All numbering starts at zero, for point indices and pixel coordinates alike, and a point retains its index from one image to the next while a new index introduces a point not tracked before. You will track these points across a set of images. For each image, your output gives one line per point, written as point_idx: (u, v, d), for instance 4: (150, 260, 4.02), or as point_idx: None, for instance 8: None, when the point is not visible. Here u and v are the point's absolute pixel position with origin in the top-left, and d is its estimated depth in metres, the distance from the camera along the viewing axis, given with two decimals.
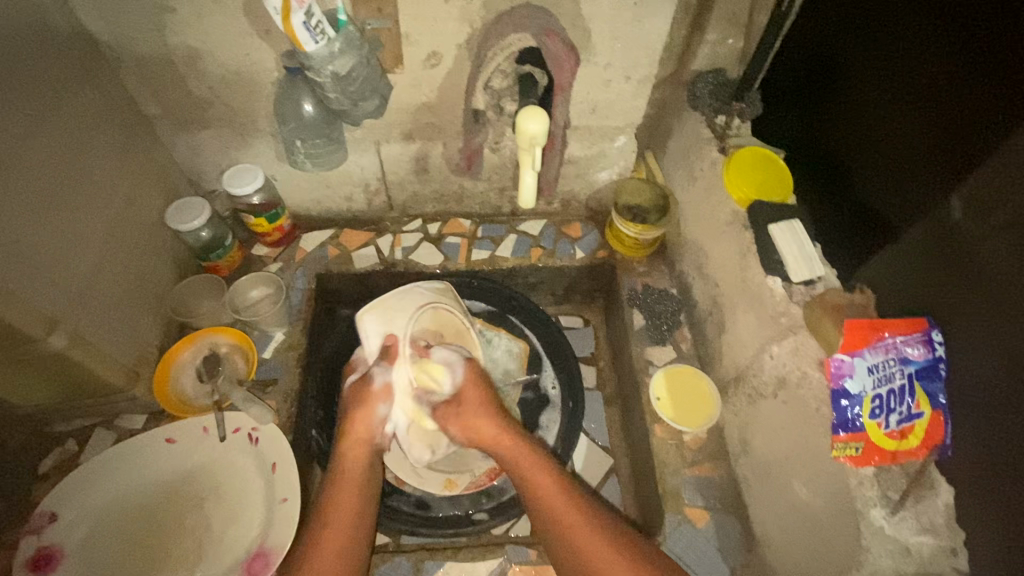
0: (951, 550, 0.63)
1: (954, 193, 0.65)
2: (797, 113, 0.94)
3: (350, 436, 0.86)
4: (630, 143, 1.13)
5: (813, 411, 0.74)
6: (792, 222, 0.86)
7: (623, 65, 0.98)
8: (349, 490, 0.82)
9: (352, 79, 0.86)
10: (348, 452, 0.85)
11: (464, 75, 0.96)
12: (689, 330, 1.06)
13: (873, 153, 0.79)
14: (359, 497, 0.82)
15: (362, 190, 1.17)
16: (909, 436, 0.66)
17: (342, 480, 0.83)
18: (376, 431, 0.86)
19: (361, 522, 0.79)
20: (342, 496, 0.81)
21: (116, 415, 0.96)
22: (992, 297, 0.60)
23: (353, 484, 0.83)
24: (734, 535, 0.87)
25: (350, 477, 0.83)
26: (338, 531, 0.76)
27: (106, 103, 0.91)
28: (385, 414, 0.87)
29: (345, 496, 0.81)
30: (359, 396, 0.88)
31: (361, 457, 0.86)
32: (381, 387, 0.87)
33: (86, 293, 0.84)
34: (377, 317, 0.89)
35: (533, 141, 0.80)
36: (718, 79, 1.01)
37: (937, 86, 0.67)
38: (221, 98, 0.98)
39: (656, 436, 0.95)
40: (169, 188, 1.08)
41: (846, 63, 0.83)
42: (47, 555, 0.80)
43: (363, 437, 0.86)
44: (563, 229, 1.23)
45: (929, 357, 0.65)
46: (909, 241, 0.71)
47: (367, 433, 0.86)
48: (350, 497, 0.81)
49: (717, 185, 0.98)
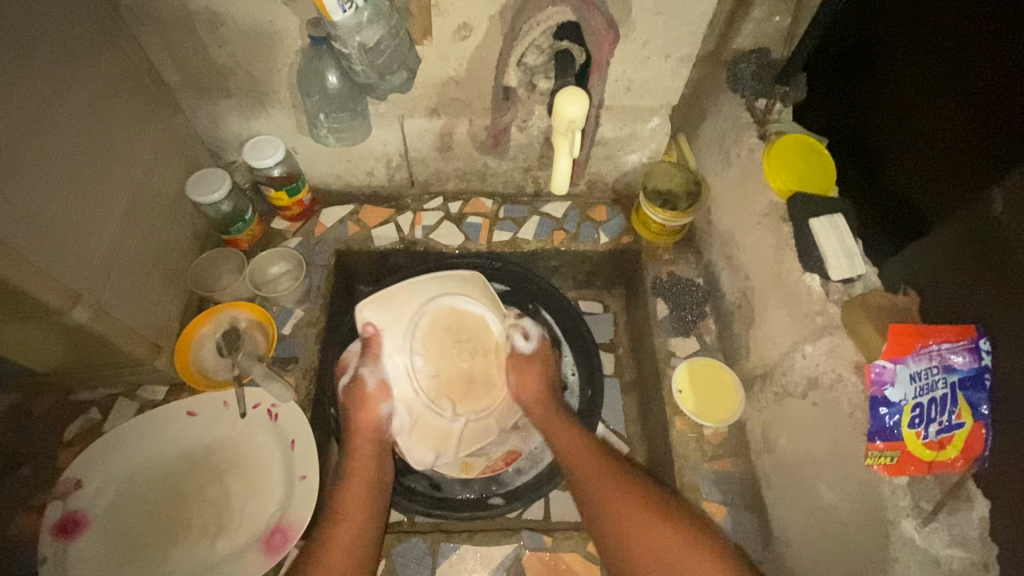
0: (982, 565, 0.61)
1: (993, 188, 0.63)
2: (833, 97, 0.90)
3: (357, 429, 0.88)
4: (664, 125, 1.08)
5: (846, 414, 0.72)
6: (834, 217, 0.82)
7: (662, 42, 0.93)
8: (359, 485, 0.83)
9: (379, 52, 0.83)
10: (357, 448, 0.87)
11: (495, 49, 0.91)
12: (714, 321, 1.04)
13: (908, 138, 0.76)
14: (370, 495, 0.83)
15: (383, 165, 1.13)
16: (948, 447, 0.64)
17: (348, 479, 0.84)
18: (383, 429, 0.88)
19: (369, 520, 0.80)
20: (348, 494, 0.82)
21: (138, 385, 0.96)
22: None
23: (365, 482, 0.84)
24: (752, 531, 0.86)
25: (359, 473, 0.85)
26: (348, 529, 0.78)
27: (125, 69, 0.88)
28: (388, 411, 0.89)
29: (353, 490, 0.83)
30: (355, 399, 0.89)
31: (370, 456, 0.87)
32: (376, 387, 0.89)
33: (107, 265, 0.83)
34: (377, 306, 0.90)
35: (572, 124, 0.76)
36: (762, 59, 0.96)
37: (978, 75, 0.65)
38: (242, 66, 0.95)
39: (676, 428, 0.94)
40: (189, 158, 1.06)
41: (877, 50, 0.80)
42: (74, 520, 0.82)
43: (368, 434, 0.87)
44: (588, 211, 1.19)
45: (974, 366, 0.62)
46: (946, 235, 0.69)
47: (375, 435, 0.88)
48: (357, 492, 0.82)
49: (755, 173, 0.93)
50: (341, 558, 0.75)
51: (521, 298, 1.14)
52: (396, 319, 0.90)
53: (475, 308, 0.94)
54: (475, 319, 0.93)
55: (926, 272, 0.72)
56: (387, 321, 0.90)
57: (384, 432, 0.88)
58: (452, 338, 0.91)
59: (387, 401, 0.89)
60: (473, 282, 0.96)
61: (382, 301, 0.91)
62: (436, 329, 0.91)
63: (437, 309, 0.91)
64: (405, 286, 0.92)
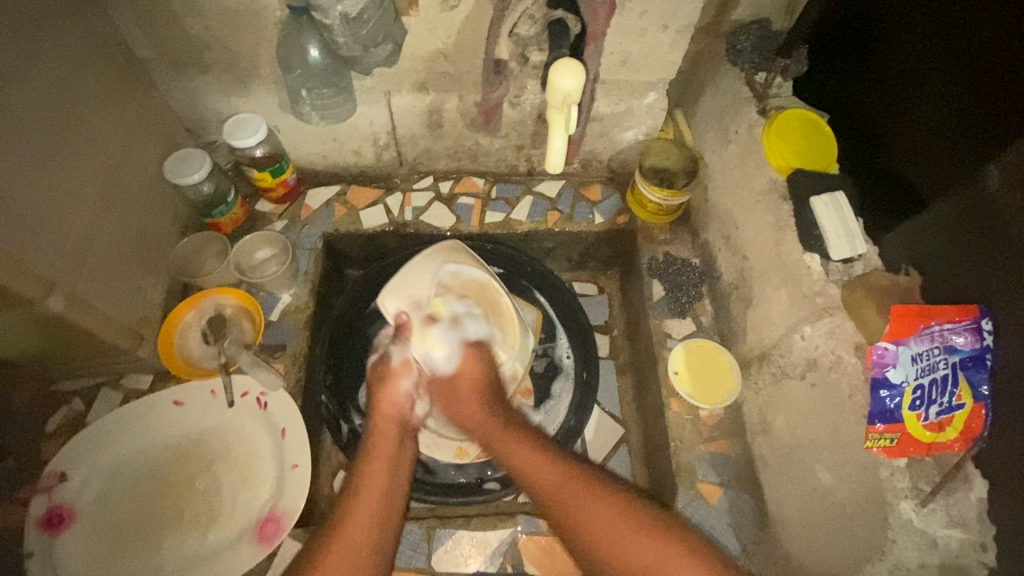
0: (980, 545, 0.61)
1: (991, 163, 0.61)
2: (834, 75, 0.88)
3: (377, 409, 0.84)
4: (661, 100, 1.04)
5: (845, 397, 0.71)
6: (836, 194, 0.79)
7: (661, 12, 0.88)
8: (381, 464, 0.78)
9: (363, 22, 0.79)
10: (378, 425, 0.82)
11: (485, 20, 0.87)
12: (710, 302, 1.02)
13: (908, 117, 0.75)
14: (393, 476, 0.77)
15: (371, 144, 1.09)
16: (948, 429, 0.63)
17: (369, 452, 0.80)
18: (406, 410, 0.85)
19: (391, 495, 0.75)
20: (371, 471, 0.77)
21: (121, 374, 0.94)
22: None
23: (385, 460, 0.79)
24: (748, 512, 0.86)
25: (380, 452, 0.79)
26: (369, 506, 0.73)
27: (91, 39, 0.83)
28: (408, 389, 0.86)
29: (377, 469, 0.77)
30: (380, 377, 0.86)
31: (393, 436, 0.82)
32: (401, 363, 0.87)
33: (83, 252, 0.80)
34: (394, 293, 0.88)
35: (567, 99, 0.72)
36: (763, 31, 0.94)
37: (976, 47, 0.63)
38: (219, 39, 0.90)
39: (672, 410, 0.93)
40: (167, 138, 1.01)
41: (875, 27, 0.79)
42: (60, 514, 0.80)
43: (389, 415, 0.83)
44: (583, 191, 1.16)
45: (977, 346, 0.61)
46: (942, 214, 0.68)
47: (395, 411, 0.84)
48: (380, 469, 0.77)
49: (755, 150, 0.91)
50: (365, 532, 0.70)
51: (513, 276, 1.12)
52: (418, 299, 0.88)
53: (473, 271, 0.91)
54: (479, 280, 0.92)
55: (925, 249, 0.70)
56: (410, 304, 0.88)
57: (408, 413, 0.85)
58: (462, 297, 0.91)
59: (409, 376, 0.86)
60: (458, 248, 0.92)
61: (396, 287, 0.88)
62: (446, 295, 0.90)
63: (440, 282, 0.90)
64: (409, 268, 0.88)
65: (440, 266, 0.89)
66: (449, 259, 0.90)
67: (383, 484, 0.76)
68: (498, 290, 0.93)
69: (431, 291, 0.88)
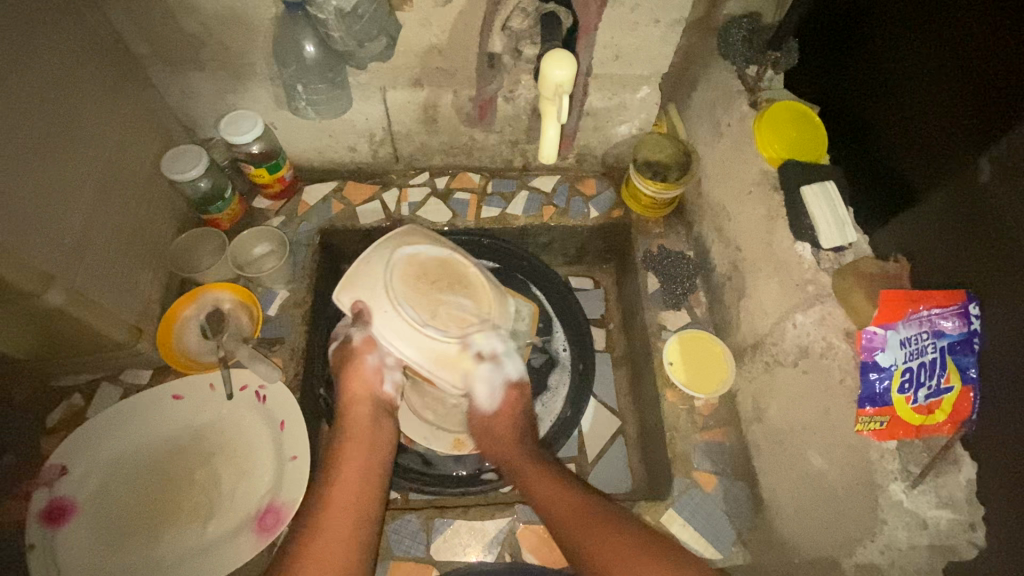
0: (969, 525, 0.62)
1: (981, 156, 0.62)
2: (824, 69, 0.89)
3: (348, 392, 0.85)
4: (654, 94, 1.05)
5: (836, 381, 0.72)
6: (826, 183, 0.81)
7: (652, 7, 0.89)
8: (357, 447, 0.81)
9: (357, 17, 0.80)
10: (351, 410, 0.84)
11: (479, 15, 0.88)
12: (704, 294, 1.03)
13: (899, 112, 0.76)
14: (367, 455, 0.82)
15: (366, 140, 1.10)
16: (936, 412, 0.64)
17: (344, 435, 0.82)
18: (375, 387, 0.85)
19: (368, 481, 0.79)
20: (347, 456, 0.80)
21: (121, 369, 0.94)
22: (1020, 260, 0.58)
23: (360, 443, 0.82)
24: (743, 499, 0.87)
25: (355, 434, 0.83)
26: (347, 489, 0.77)
27: (87, 36, 0.83)
28: (376, 363, 0.84)
29: (353, 453, 0.81)
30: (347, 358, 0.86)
31: (367, 418, 0.84)
32: (363, 340, 0.84)
33: (81, 247, 0.80)
34: (351, 290, 0.78)
35: (559, 89, 0.73)
36: (753, 25, 0.95)
37: (964, 43, 0.64)
38: (214, 36, 0.91)
39: (668, 400, 0.94)
40: (164, 135, 1.02)
41: (866, 23, 0.80)
42: (61, 507, 0.81)
43: (360, 395, 0.84)
44: (577, 185, 1.17)
45: (964, 330, 0.62)
46: (933, 206, 0.69)
47: (366, 391, 0.85)
48: (356, 453, 0.81)
49: (747, 142, 0.92)
50: (341, 515, 0.74)
51: (509, 272, 1.13)
52: (372, 288, 0.77)
53: (433, 249, 0.79)
54: (441, 259, 0.79)
55: (915, 238, 0.71)
56: (366, 294, 0.77)
57: (376, 389, 0.85)
58: (428, 284, 0.77)
59: (374, 353, 0.84)
60: (414, 231, 0.82)
61: (352, 282, 0.78)
62: (411, 285, 0.76)
63: (397, 271, 0.77)
64: (362, 259, 0.79)
65: (394, 251, 0.77)
66: (400, 240, 0.80)
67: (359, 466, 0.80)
68: (466, 263, 0.80)
69: (387, 280, 0.76)
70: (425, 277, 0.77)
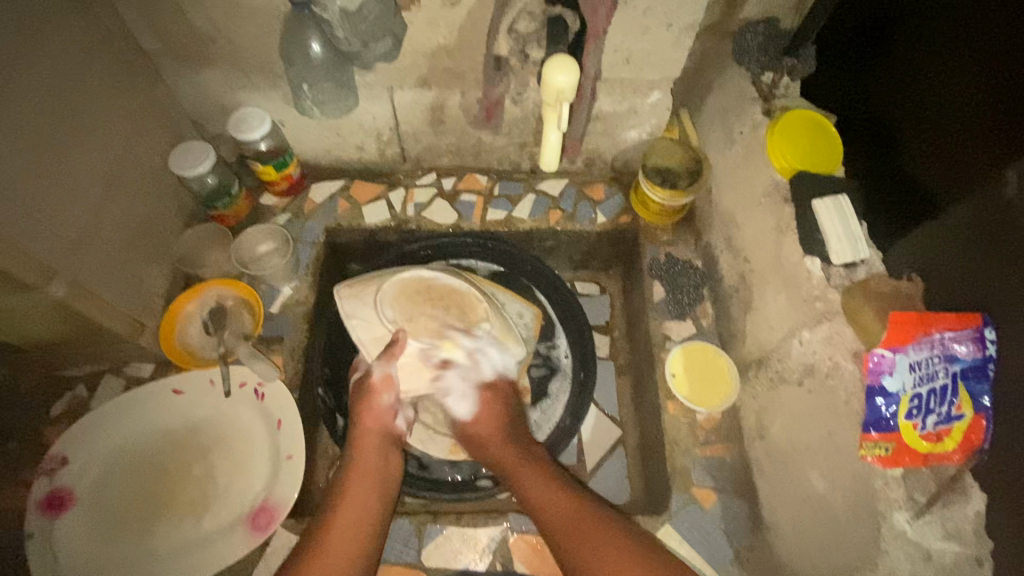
0: (976, 560, 0.59)
1: (1006, 171, 0.59)
2: (844, 77, 0.86)
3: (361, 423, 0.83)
4: (665, 100, 1.03)
5: (841, 403, 0.70)
6: (839, 198, 0.78)
7: (664, 10, 0.87)
8: (363, 477, 0.79)
9: (362, 17, 0.80)
10: (362, 440, 0.83)
11: (486, 16, 0.87)
12: (711, 305, 1.01)
13: (922, 122, 0.72)
14: (371, 488, 0.79)
15: (374, 140, 1.10)
16: (946, 439, 0.62)
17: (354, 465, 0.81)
18: (387, 422, 0.84)
19: (371, 513, 0.76)
20: (353, 489, 0.78)
21: (125, 362, 0.95)
22: None
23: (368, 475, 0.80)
24: (743, 518, 0.85)
25: (364, 468, 0.80)
26: (350, 516, 0.75)
27: (98, 31, 0.84)
28: (390, 403, 0.83)
29: (357, 483, 0.79)
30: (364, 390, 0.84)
31: (375, 449, 0.82)
32: (381, 379, 0.81)
33: (85, 241, 0.81)
34: (352, 292, 0.83)
35: (560, 95, 0.72)
36: (770, 29, 0.92)
37: (992, 53, 0.61)
38: (224, 33, 0.91)
39: (668, 413, 0.92)
40: (173, 130, 1.03)
41: (889, 31, 0.77)
42: (60, 497, 0.82)
43: (372, 427, 0.83)
44: (585, 189, 1.15)
45: (978, 355, 0.60)
46: (955, 221, 0.66)
47: (379, 424, 0.83)
48: (364, 484, 0.79)
49: (759, 151, 0.89)
50: (342, 545, 0.72)
51: (510, 273, 1.12)
52: (368, 294, 0.82)
53: (444, 275, 0.83)
54: (448, 286, 0.83)
55: (936, 256, 0.68)
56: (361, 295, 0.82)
57: (388, 423, 0.84)
58: (424, 299, 0.81)
59: (391, 393, 0.82)
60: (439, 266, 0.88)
61: (358, 284, 0.85)
62: (407, 295, 0.81)
63: (400, 279, 0.82)
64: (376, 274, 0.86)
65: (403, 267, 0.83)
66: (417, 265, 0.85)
67: (364, 499, 0.77)
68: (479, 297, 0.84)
69: (384, 284, 0.81)
70: (429, 294, 0.81)
